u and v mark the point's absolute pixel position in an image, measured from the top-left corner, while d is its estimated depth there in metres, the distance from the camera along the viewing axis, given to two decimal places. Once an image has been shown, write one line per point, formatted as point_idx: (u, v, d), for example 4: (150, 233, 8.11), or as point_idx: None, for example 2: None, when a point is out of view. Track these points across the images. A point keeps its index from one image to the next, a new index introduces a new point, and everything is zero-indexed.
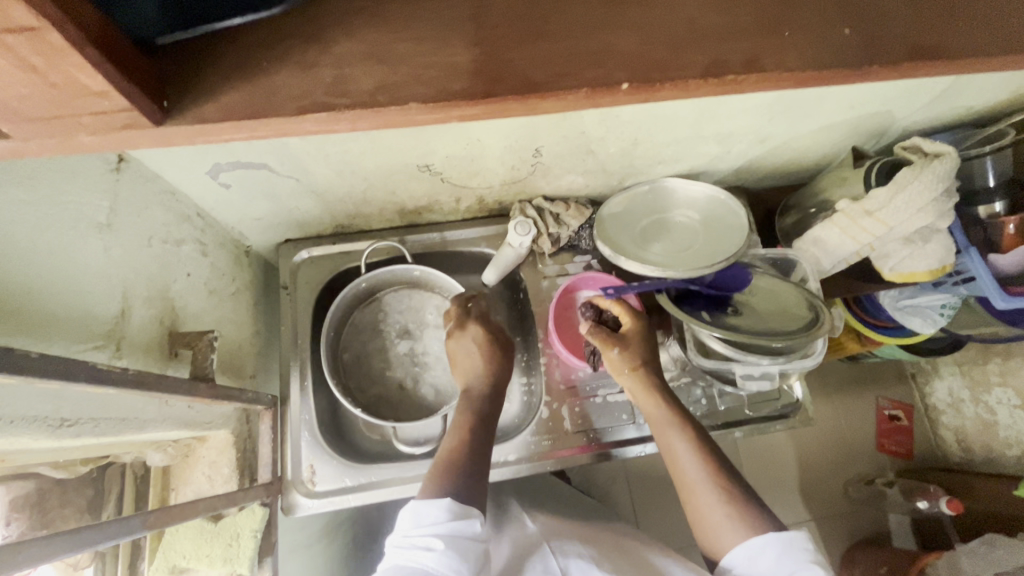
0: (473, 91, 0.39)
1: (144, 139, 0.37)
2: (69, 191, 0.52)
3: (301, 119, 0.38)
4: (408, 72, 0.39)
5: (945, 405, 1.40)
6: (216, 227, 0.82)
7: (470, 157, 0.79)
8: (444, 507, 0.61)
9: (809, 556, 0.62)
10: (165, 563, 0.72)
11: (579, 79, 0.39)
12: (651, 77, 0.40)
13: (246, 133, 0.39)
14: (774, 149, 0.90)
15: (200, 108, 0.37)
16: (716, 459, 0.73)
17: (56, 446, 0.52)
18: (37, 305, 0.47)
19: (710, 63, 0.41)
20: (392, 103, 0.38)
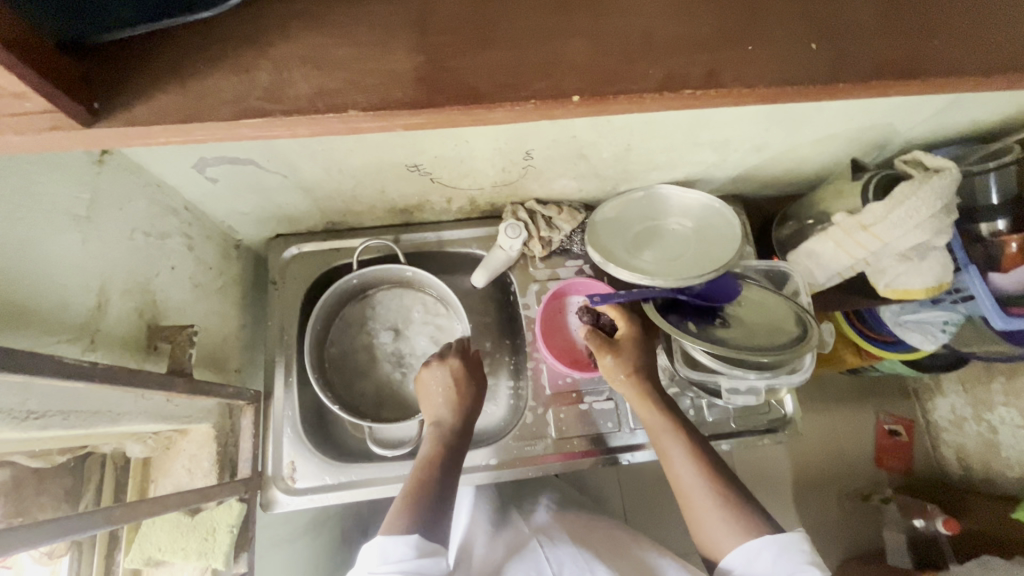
0: (414, 101, 0.38)
1: (75, 140, 0.37)
2: (46, 184, 0.52)
3: (237, 126, 0.38)
4: (346, 79, 0.39)
5: (946, 423, 1.38)
6: (204, 220, 0.82)
7: (460, 158, 0.78)
8: (411, 544, 0.62)
9: (805, 556, 0.62)
10: (140, 555, 0.72)
11: (529, 90, 0.39)
12: (602, 90, 0.39)
13: (180, 138, 0.39)
14: (771, 158, 0.89)
15: (131, 109, 0.37)
16: (712, 463, 0.72)
17: (25, 438, 0.52)
18: (5, 297, 0.47)
19: (665, 77, 0.40)
20: (329, 112, 0.38)
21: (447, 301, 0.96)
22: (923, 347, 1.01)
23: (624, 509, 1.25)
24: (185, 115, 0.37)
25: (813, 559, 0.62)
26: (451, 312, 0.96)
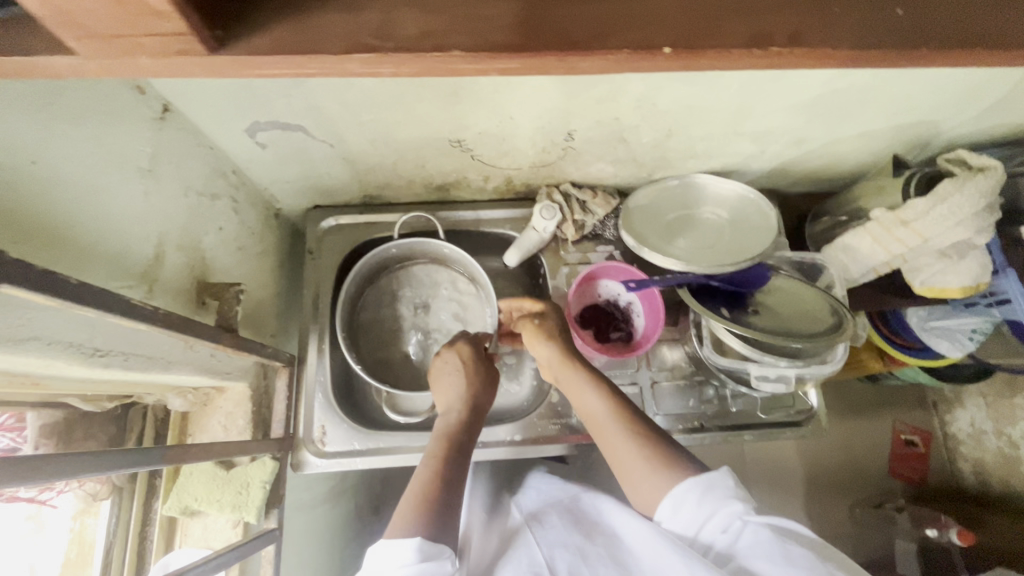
0: (509, 45, 0.39)
1: (202, 66, 0.38)
2: (116, 134, 0.54)
3: (347, 60, 0.39)
4: (452, 20, 0.39)
5: (966, 436, 1.36)
6: (249, 185, 0.84)
7: (503, 136, 0.79)
8: (414, 549, 0.58)
9: (729, 490, 0.60)
10: (177, 504, 0.75)
11: (622, 40, 0.39)
12: (693, 44, 0.40)
13: (294, 70, 0.39)
14: (810, 151, 0.88)
15: (255, 38, 0.38)
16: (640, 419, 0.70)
17: (87, 376, 0.54)
18: (80, 238, 0.49)
19: (754, 34, 0.41)
20: (434, 50, 0.38)
21: (478, 280, 0.97)
22: (950, 355, 0.99)
23: None
24: (279, 51, 0.38)
25: (737, 491, 0.60)
26: (482, 291, 0.97)
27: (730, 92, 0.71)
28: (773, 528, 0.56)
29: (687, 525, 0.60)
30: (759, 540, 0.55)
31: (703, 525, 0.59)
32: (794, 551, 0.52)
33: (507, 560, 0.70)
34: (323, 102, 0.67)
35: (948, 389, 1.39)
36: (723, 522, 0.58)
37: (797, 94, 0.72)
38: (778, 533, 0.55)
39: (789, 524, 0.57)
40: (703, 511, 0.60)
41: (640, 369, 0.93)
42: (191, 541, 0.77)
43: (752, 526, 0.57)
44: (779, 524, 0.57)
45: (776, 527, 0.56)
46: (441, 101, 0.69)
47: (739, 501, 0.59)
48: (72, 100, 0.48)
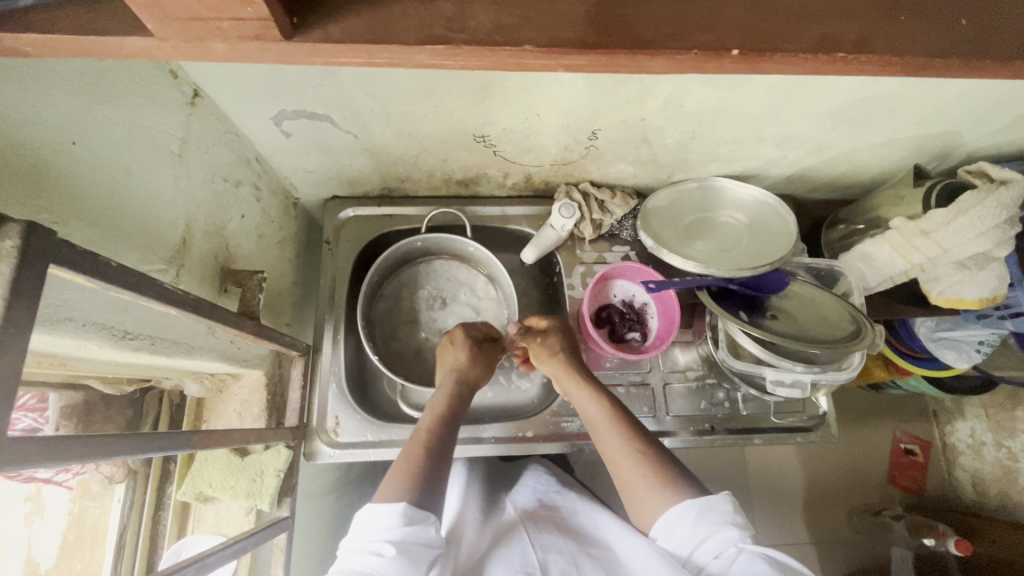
0: (582, 41, 0.39)
1: (267, 51, 0.38)
2: (149, 118, 0.54)
3: (418, 50, 0.39)
4: (523, 15, 0.39)
5: (964, 447, 1.37)
6: (270, 173, 0.84)
7: (527, 133, 0.79)
8: (399, 511, 0.59)
9: (727, 515, 0.60)
10: (192, 489, 0.76)
11: (693, 40, 0.39)
12: (760, 48, 0.40)
13: (363, 58, 0.39)
14: (831, 159, 0.88)
15: (329, 25, 0.38)
16: (645, 434, 0.70)
17: (113, 359, 0.55)
18: (116, 219, 0.49)
19: (822, 38, 0.41)
20: (508, 44, 0.38)
21: (495, 278, 0.98)
22: (956, 365, 0.99)
23: None
24: (335, 42, 0.38)
25: (735, 517, 0.60)
26: (498, 288, 0.98)
27: (757, 96, 0.71)
28: (769, 561, 0.55)
29: (681, 545, 0.60)
30: (752, 569, 0.54)
31: (697, 548, 0.59)
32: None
33: (496, 557, 0.67)
34: (353, 93, 0.67)
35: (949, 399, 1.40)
36: (717, 548, 0.58)
37: (824, 101, 0.72)
38: (771, 564, 0.54)
39: (783, 557, 0.56)
40: (698, 534, 0.59)
41: (653, 370, 0.93)
42: (204, 527, 0.78)
43: (747, 555, 0.56)
44: (774, 556, 0.56)
45: (771, 558, 0.55)
46: (469, 96, 0.69)
47: (737, 528, 0.59)
48: (110, 81, 0.48)
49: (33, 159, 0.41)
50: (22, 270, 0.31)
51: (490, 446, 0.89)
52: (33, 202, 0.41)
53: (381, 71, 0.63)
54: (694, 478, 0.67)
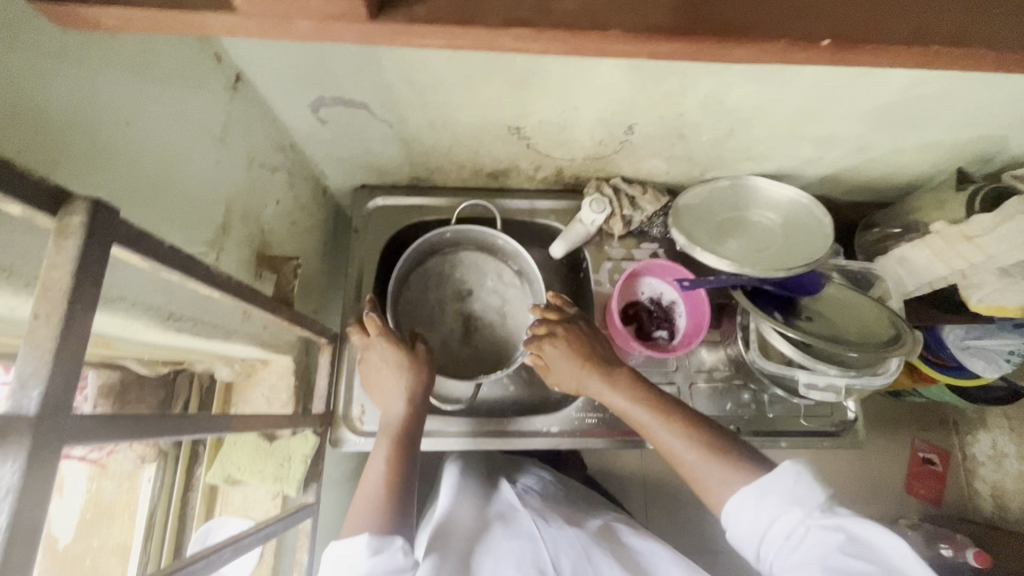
0: (672, 27, 0.38)
1: (354, 29, 0.37)
2: (194, 101, 0.54)
3: (504, 34, 0.38)
4: (614, 0, 0.39)
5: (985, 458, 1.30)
6: (303, 160, 0.84)
7: (562, 125, 0.78)
8: (363, 544, 0.56)
9: (790, 492, 0.54)
10: (221, 473, 0.77)
11: (784, 30, 0.39)
12: (855, 39, 0.39)
13: (443, 40, 0.39)
14: (871, 161, 0.86)
15: (413, 6, 0.38)
16: (684, 414, 0.66)
17: (153, 340, 0.55)
18: (163, 202, 0.49)
19: (915, 31, 0.40)
20: (596, 29, 0.38)
21: (522, 273, 0.97)
22: (984, 375, 0.95)
23: (646, 502, 1.23)
24: (405, 25, 0.38)
25: (799, 491, 0.54)
26: (525, 283, 0.98)
27: (803, 93, 0.69)
28: (843, 539, 0.50)
29: (748, 531, 0.55)
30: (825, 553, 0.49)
31: (764, 532, 0.54)
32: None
33: (497, 543, 0.64)
34: (391, 81, 0.67)
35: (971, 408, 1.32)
36: (785, 529, 0.53)
37: (870, 100, 0.70)
38: (846, 546, 0.49)
39: (862, 530, 0.51)
40: (763, 518, 0.54)
41: (679, 369, 0.92)
42: (231, 510, 0.79)
43: (817, 534, 0.51)
44: (852, 531, 0.51)
45: (845, 536, 0.50)
46: (509, 86, 0.68)
47: (802, 505, 0.53)
48: (161, 64, 0.48)
49: (88, 136, 0.40)
50: (90, 248, 0.31)
51: (516, 439, 0.87)
52: (87, 180, 0.41)
53: (424, 59, 0.63)
54: (750, 448, 0.62)
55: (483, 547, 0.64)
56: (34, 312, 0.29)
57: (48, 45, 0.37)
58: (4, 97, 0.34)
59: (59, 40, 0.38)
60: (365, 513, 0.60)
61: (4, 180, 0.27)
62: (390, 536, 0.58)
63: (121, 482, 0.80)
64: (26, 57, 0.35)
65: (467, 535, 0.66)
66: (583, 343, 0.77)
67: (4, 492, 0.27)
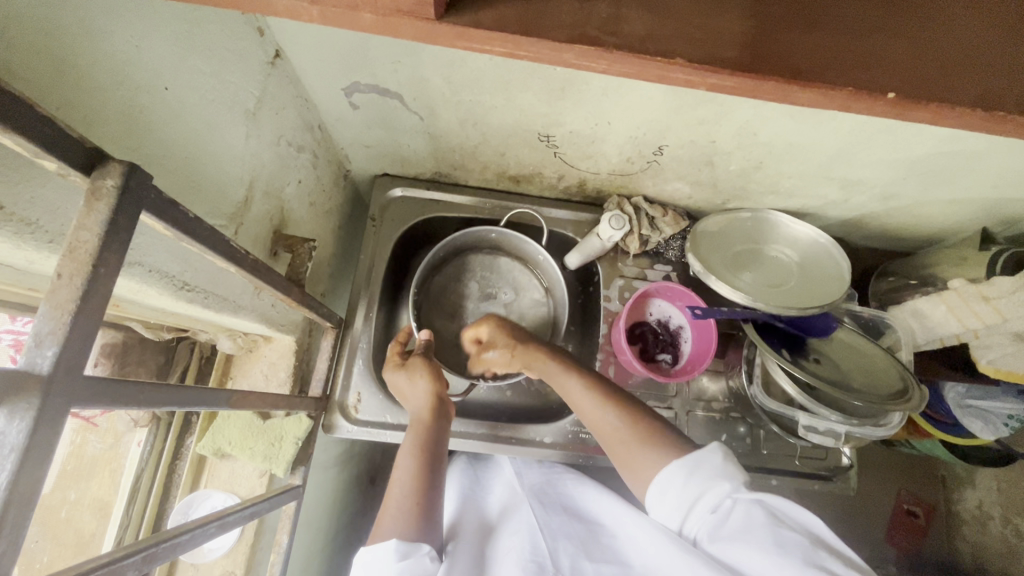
0: (740, 62, 0.38)
1: (419, 28, 0.37)
2: (232, 73, 0.53)
3: (567, 50, 0.38)
4: (679, 27, 0.38)
5: (968, 517, 1.21)
6: (329, 141, 0.84)
7: (592, 138, 0.77)
8: (391, 549, 0.56)
9: (716, 469, 0.56)
10: (211, 444, 0.77)
11: (850, 76, 0.38)
12: (916, 93, 0.38)
13: (506, 49, 0.39)
14: (895, 210, 0.85)
15: (480, 11, 0.37)
16: (611, 387, 0.66)
17: (163, 306, 0.55)
18: (190, 169, 0.49)
19: (982, 94, 0.38)
20: (660, 55, 0.37)
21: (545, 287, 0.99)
22: (981, 437, 0.89)
23: None
24: (462, 28, 0.37)
25: (725, 468, 0.56)
26: (550, 300, 0.99)
27: (839, 135, 0.68)
28: (766, 509, 0.51)
29: (676, 508, 0.56)
30: (748, 521, 0.50)
31: (690, 509, 0.55)
32: (786, 537, 0.48)
33: (504, 543, 0.68)
34: (429, 74, 0.66)
35: (959, 465, 1.24)
36: (711, 503, 0.54)
37: (904, 150, 0.69)
38: (768, 513, 0.51)
39: (781, 504, 0.52)
40: (689, 494, 0.55)
41: (678, 395, 0.91)
42: (216, 483, 0.78)
43: (741, 506, 0.52)
44: (772, 504, 0.52)
45: (768, 507, 0.52)
46: (546, 93, 0.68)
47: (728, 480, 0.55)
48: (203, 32, 0.48)
49: (126, 97, 0.40)
50: (119, 213, 0.31)
51: (507, 446, 0.86)
52: (124, 143, 0.41)
53: (464, 57, 0.62)
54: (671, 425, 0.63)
55: (493, 552, 0.68)
56: (58, 272, 0.29)
57: (95, 1, 0.36)
58: (48, 53, 0.33)
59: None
60: (395, 523, 0.59)
61: (47, 139, 0.27)
62: (416, 539, 0.58)
63: (118, 438, 0.82)
64: (81, 17, 0.35)
65: (476, 546, 0.70)
66: (517, 330, 0.75)
67: (8, 450, 0.26)
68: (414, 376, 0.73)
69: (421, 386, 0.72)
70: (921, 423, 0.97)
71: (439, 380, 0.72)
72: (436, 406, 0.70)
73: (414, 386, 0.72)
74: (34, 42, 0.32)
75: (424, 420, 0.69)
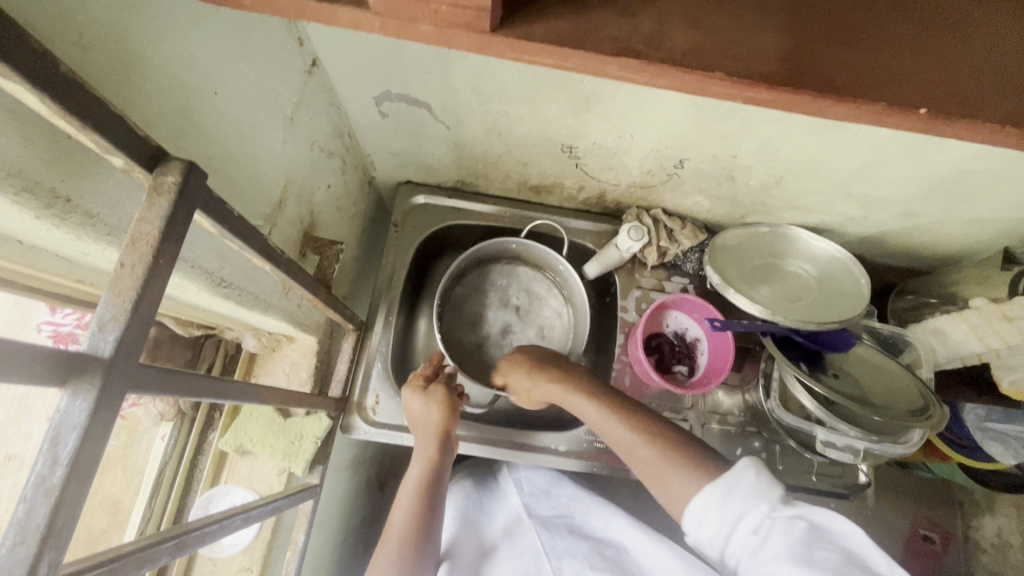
0: (777, 76, 0.39)
1: (466, 40, 0.38)
2: (274, 80, 0.56)
3: (613, 61, 0.39)
4: (720, 42, 0.40)
5: (989, 546, 1.17)
6: (357, 148, 0.86)
7: (615, 150, 0.79)
8: None
9: (754, 488, 0.53)
10: (233, 441, 0.78)
11: (885, 93, 0.39)
12: (949, 107, 0.39)
13: (555, 62, 0.40)
14: (916, 228, 0.85)
15: (533, 25, 0.39)
16: (638, 412, 0.65)
17: (200, 302, 0.57)
18: (232, 171, 0.51)
19: (1013, 108, 0.39)
20: (701, 69, 0.38)
21: (568, 297, 1.01)
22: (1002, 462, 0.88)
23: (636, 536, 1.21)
24: (504, 41, 0.38)
25: (763, 487, 0.53)
26: (569, 308, 1.01)
27: (860, 152, 0.69)
28: (808, 530, 0.49)
29: (714, 531, 0.53)
30: (789, 544, 0.48)
31: (729, 533, 0.52)
32: (828, 560, 0.45)
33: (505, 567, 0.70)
34: (458, 84, 0.68)
35: (978, 491, 1.21)
36: (752, 524, 0.51)
37: (925, 168, 0.70)
38: (813, 534, 0.48)
39: (823, 524, 0.50)
40: (727, 515, 0.52)
41: (693, 408, 0.90)
42: (236, 479, 0.80)
43: (782, 525, 0.50)
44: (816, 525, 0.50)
45: (811, 528, 0.49)
46: (571, 105, 0.70)
47: (767, 500, 0.52)
48: (250, 42, 0.50)
49: (180, 98, 0.42)
50: (178, 208, 0.32)
51: (522, 453, 0.86)
52: (175, 142, 0.43)
53: (494, 69, 0.64)
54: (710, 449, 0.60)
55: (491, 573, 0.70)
56: (120, 261, 0.31)
57: (162, 10, 0.38)
58: (118, 57, 0.35)
59: (173, 6, 0.39)
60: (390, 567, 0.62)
61: (118, 136, 0.29)
62: None
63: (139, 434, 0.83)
64: (150, 25, 0.38)
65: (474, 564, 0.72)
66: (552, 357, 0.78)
67: (72, 428, 0.28)
68: (429, 406, 0.74)
69: (434, 415, 0.73)
70: (939, 446, 0.96)
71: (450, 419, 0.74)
72: (443, 442, 0.72)
73: (427, 418, 0.74)
74: (106, 48, 0.35)
75: (430, 454, 0.71)
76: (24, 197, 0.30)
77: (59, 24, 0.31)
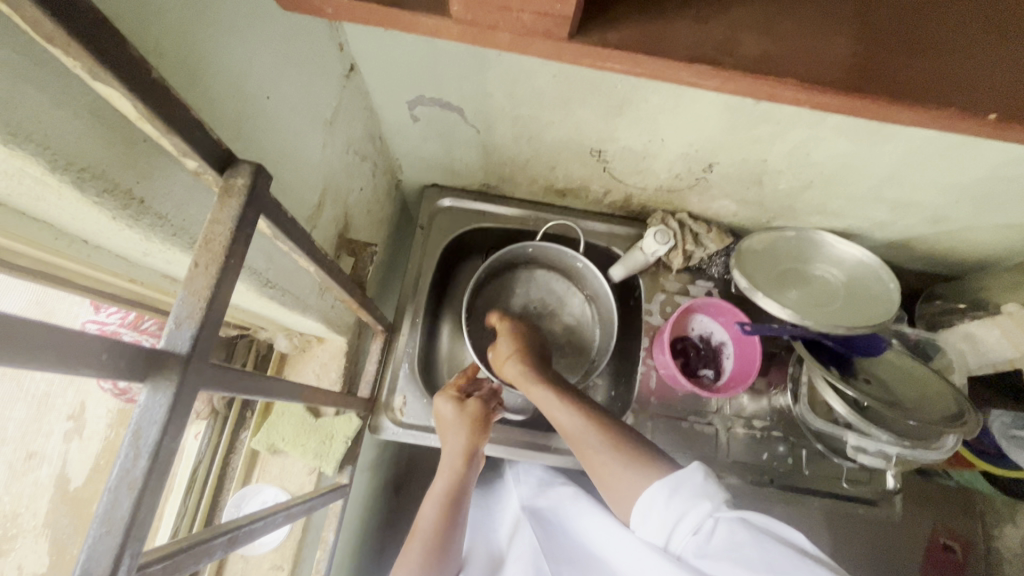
0: (844, 82, 0.39)
1: (521, 48, 0.39)
2: (317, 85, 0.57)
3: (684, 68, 0.40)
4: (790, 48, 0.40)
5: (1012, 556, 1.16)
6: (387, 151, 0.87)
7: (644, 154, 0.79)
8: None
9: (699, 488, 0.56)
10: (266, 439, 0.79)
11: (948, 100, 0.39)
12: (1002, 113, 0.39)
13: (620, 67, 0.40)
14: (944, 233, 0.85)
15: (607, 33, 0.39)
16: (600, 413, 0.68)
17: (243, 302, 0.58)
18: (280, 174, 0.52)
19: None
20: (773, 74, 0.39)
21: (592, 299, 1.01)
22: None
23: None
24: (555, 49, 0.39)
25: (708, 487, 0.56)
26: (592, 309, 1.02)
27: (893, 157, 0.69)
28: (748, 526, 0.51)
29: (659, 528, 0.56)
30: (730, 540, 0.50)
31: (673, 528, 0.55)
32: (768, 551, 0.48)
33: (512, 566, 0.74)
34: (493, 88, 0.69)
35: (1001, 500, 1.20)
36: (694, 523, 0.54)
37: (958, 173, 0.70)
38: (750, 530, 0.51)
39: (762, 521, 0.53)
40: (673, 513, 0.55)
41: (718, 411, 0.90)
42: (267, 478, 0.80)
43: (724, 525, 0.53)
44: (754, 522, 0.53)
45: (750, 524, 0.52)
46: (604, 110, 0.70)
47: (710, 499, 0.55)
48: (299, 47, 0.51)
49: (239, 102, 0.43)
50: (247, 210, 0.33)
51: (544, 455, 0.86)
52: (233, 146, 0.44)
53: (530, 74, 0.65)
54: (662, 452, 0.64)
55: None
56: (194, 261, 0.32)
57: (227, 17, 0.40)
58: (189, 62, 0.36)
59: (236, 13, 0.40)
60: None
61: (197, 138, 0.30)
62: None
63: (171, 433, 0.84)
64: (216, 31, 0.39)
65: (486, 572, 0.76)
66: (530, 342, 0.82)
67: (152, 421, 0.29)
68: (461, 423, 0.74)
69: (462, 432, 0.73)
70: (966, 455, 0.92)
71: (478, 437, 0.74)
72: (470, 458, 0.72)
73: (452, 433, 0.74)
74: (180, 53, 0.36)
75: (457, 467, 0.71)
76: (105, 198, 0.31)
77: (142, 31, 0.32)
